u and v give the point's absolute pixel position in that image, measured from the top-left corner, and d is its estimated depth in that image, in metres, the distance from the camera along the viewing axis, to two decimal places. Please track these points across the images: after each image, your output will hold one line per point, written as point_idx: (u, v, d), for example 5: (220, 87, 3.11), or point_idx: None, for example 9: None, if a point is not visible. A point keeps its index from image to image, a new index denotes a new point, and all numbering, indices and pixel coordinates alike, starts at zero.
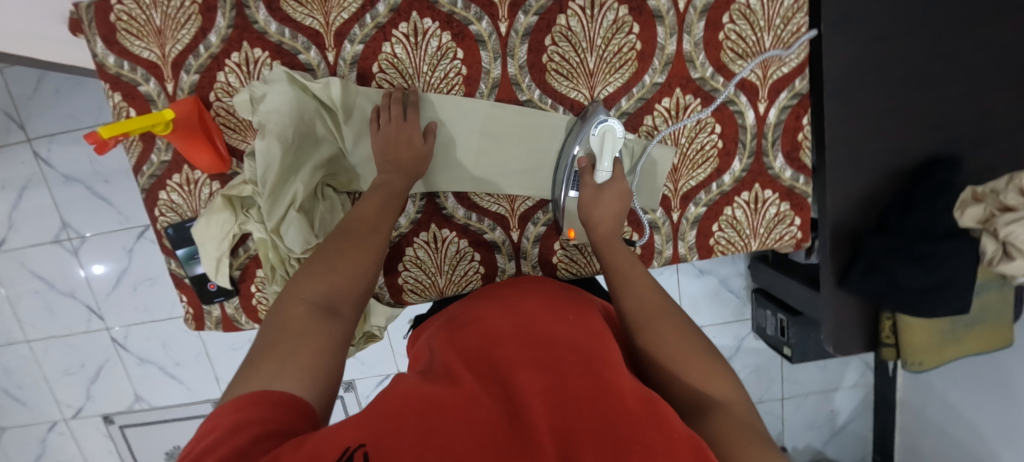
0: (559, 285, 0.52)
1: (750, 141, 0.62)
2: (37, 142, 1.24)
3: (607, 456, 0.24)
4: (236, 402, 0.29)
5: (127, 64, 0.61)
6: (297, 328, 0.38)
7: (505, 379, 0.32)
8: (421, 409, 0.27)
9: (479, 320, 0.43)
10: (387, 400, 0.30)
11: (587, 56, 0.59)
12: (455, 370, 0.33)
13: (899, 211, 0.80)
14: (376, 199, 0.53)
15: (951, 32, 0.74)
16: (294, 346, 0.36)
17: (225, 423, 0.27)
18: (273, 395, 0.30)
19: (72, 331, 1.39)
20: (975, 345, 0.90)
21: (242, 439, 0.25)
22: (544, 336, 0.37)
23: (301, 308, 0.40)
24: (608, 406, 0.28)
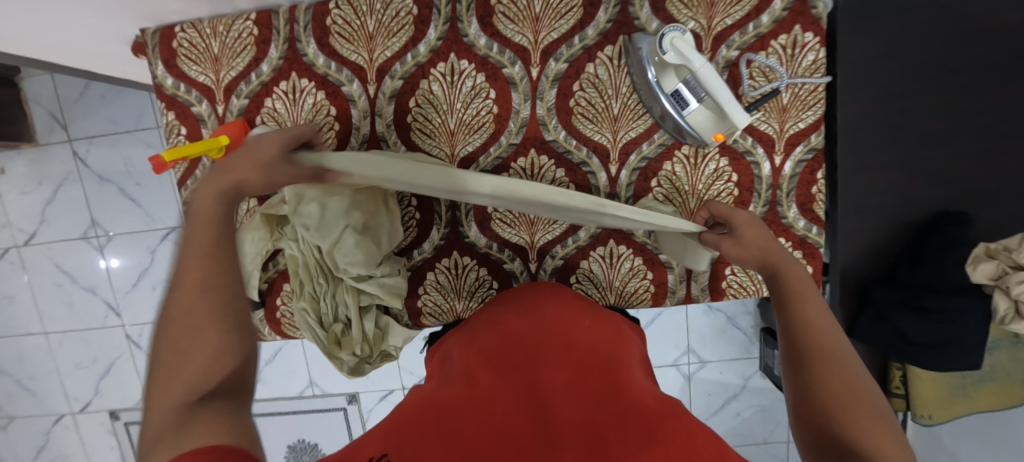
0: (574, 292, 0.61)
1: (766, 190, 0.64)
2: (77, 142, 1.31)
3: (624, 435, 0.30)
4: None
5: (183, 86, 0.66)
6: (178, 419, 0.29)
7: (519, 387, 0.38)
8: (443, 414, 0.33)
9: (487, 337, 0.48)
10: (410, 409, 0.36)
11: (613, 102, 0.62)
12: (471, 381, 0.39)
13: (909, 265, 0.81)
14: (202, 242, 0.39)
15: (964, 93, 0.76)
16: (186, 432, 0.27)
17: None
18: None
19: (88, 326, 1.43)
20: (984, 402, 0.90)
21: None
22: (552, 353, 0.43)
23: (172, 405, 0.30)
24: (613, 398, 0.35)
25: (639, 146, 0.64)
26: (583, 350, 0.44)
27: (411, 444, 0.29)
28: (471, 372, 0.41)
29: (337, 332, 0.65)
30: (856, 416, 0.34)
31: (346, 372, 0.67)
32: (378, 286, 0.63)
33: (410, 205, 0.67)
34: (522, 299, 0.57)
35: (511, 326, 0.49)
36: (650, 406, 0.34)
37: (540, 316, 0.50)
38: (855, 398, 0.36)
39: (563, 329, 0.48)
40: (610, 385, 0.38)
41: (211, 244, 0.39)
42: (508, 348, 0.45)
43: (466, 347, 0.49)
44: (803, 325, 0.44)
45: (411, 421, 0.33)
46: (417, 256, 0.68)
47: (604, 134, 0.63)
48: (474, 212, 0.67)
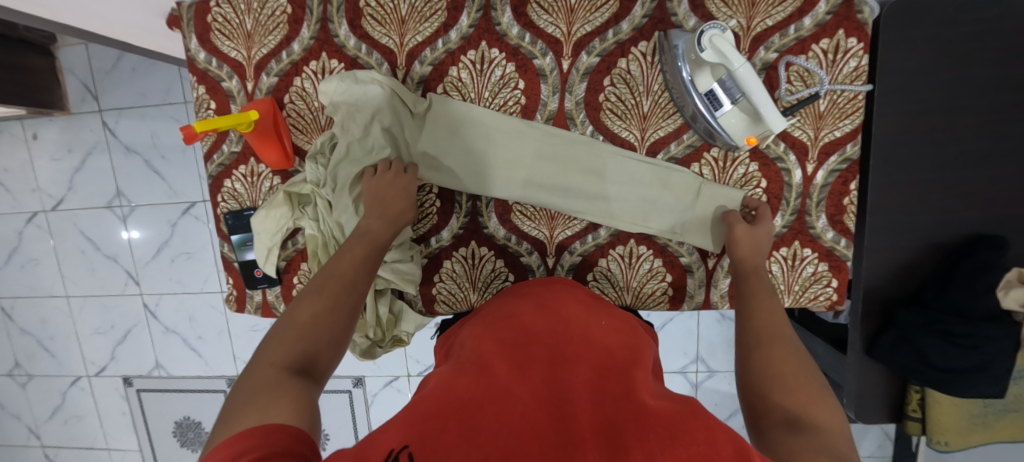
0: (587, 291, 0.60)
1: (795, 199, 0.62)
2: (107, 113, 1.34)
3: (646, 435, 0.29)
4: (225, 444, 0.29)
5: (215, 61, 0.66)
6: (272, 382, 0.36)
7: (538, 380, 0.38)
8: (461, 408, 0.33)
9: (502, 329, 0.48)
10: (427, 399, 0.36)
11: (643, 99, 0.61)
12: (487, 373, 0.39)
13: (937, 287, 0.78)
14: (357, 254, 0.53)
15: (1010, 111, 0.73)
16: (273, 395, 0.34)
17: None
18: (263, 427, 0.30)
19: (108, 292, 1.47)
20: (1005, 432, 0.87)
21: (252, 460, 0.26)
22: (570, 351, 0.42)
23: (277, 368, 0.39)
24: (631, 398, 0.35)
25: (667, 146, 0.62)
26: (602, 352, 0.43)
27: (426, 442, 0.29)
28: (488, 363, 0.41)
29: None
30: (799, 390, 0.42)
31: (358, 355, 0.68)
32: (391, 271, 0.63)
33: (431, 192, 0.67)
34: (537, 294, 0.56)
35: (526, 319, 0.49)
36: (668, 408, 0.33)
37: (557, 316, 0.49)
38: (800, 375, 0.44)
39: (580, 328, 0.47)
40: (628, 388, 0.37)
41: (345, 275, 0.51)
42: (524, 343, 0.44)
43: (480, 337, 0.48)
44: (766, 324, 0.52)
45: (430, 410, 0.33)
46: (435, 243, 0.68)
47: (632, 131, 0.62)
48: (494, 203, 0.66)
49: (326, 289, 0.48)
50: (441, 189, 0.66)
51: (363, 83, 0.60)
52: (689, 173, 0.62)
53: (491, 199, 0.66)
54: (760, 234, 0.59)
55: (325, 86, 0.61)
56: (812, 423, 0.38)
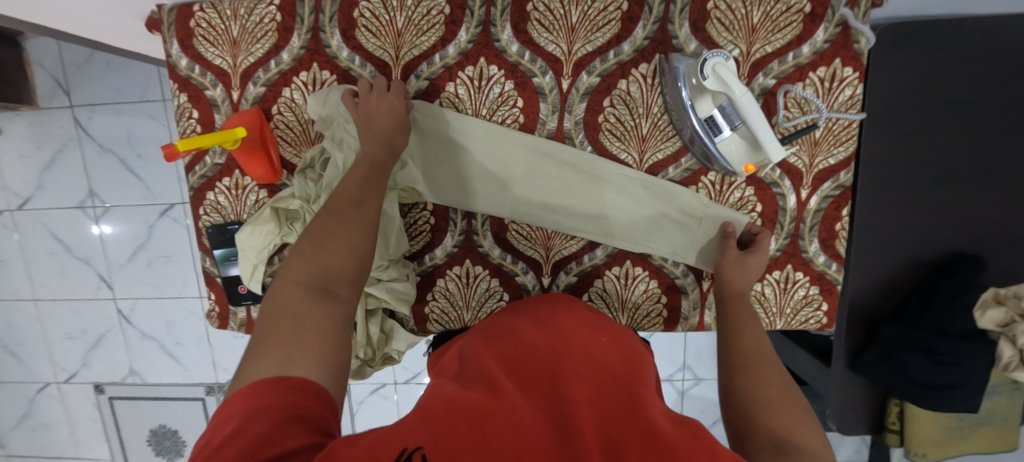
0: (587, 305, 0.60)
1: (788, 223, 0.63)
2: (79, 109, 1.27)
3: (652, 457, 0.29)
4: (250, 387, 0.32)
5: (198, 68, 0.63)
6: (296, 310, 0.39)
7: (540, 398, 0.38)
8: (471, 414, 0.33)
9: (503, 347, 0.47)
10: (432, 404, 0.35)
11: (642, 121, 0.61)
12: (492, 388, 0.38)
13: (917, 305, 0.81)
14: (360, 174, 0.50)
15: (991, 139, 0.76)
16: (297, 332, 0.37)
17: (242, 411, 0.30)
18: (282, 382, 0.33)
19: (80, 297, 1.40)
20: (980, 445, 0.90)
21: (265, 425, 0.29)
22: (575, 366, 0.42)
23: (296, 292, 0.40)
24: (637, 417, 0.35)
25: (665, 169, 0.62)
26: (604, 369, 0.43)
27: (438, 447, 0.29)
28: (492, 377, 0.40)
29: None
30: (783, 411, 0.43)
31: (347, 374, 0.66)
32: (385, 291, 0.61)
33: (425, 209, 0.65)
34: (535, 312, 0.55)
35: (529, 333, 0.49)
36: (673, 428, 0.33)
37: (557, 331, 0.49)
38: (783, 396, 0.46)
39: (581, 344, 0.47)
40: (632, 405, 0.37)
41: (357, 192, 0.48)
42: (527, 360, 0.44)
43: (480, 351, 0.47)
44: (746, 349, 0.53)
45: (435, 418, 0.32)
46: (428, 261, 0.66)
47: (630, 153, 0.62)
48: (490, 221, 0.65)
49: (342, 209, 0.47)
50: (435, 205, 0.65)
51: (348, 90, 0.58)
52: (691, 192, 0.61)
53: (489, 215, 0.64)
54: (757, 259, 0.59)
55: (312, 98, 0.60)
56: (799, 444, 0.39)
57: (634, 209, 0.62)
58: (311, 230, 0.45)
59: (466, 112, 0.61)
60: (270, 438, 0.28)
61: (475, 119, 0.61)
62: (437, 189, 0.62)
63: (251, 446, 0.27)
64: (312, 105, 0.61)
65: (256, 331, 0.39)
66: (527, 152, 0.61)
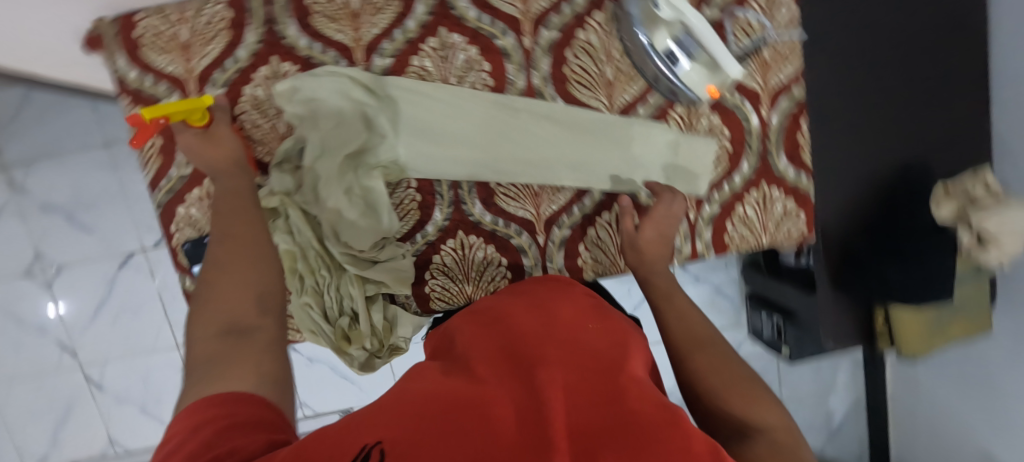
0: (583, 291, 0.58)
1: (756, 143, 0.66)
2: (11, 168, 1.18)
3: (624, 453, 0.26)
4: (188, 409, 0.29)
5: (150, 78, 0.60)
6: (213, 353, 0.35)
7: (517, 378, 0.35)
8: (440, 409, 0.30)
9: (491, 334, 0.45)
10: (404, 397, 0.33)
11: (606, 67, 0.63)
12: (472, 378, 0.36)
13: (886, 211, 0.91)
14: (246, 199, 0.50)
15: (910, 50, 0.84)
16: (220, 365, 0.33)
17: (184, 427, 0.28)
18: (222, 397, 0.30)
19: (40, 371, 1.29)
20: (959, 334, 0.96)
21: (208, 432, 0.26)
22: (558, 347, 0.40)
23: (208, 337, 0.36)
24: (615, 406, 0.32)
25: (635, 109, 0.64)
26: (590, 350, 0.40)
27: (398, 446, 0.26)
28: (472, 369, 0.38)
29: (344, 326, 0.61)
30: (731, 388, 0.44)
31: (357, 369, 0.63)
32: (387, 272, 0.60)
33: (409, 188, 0.64)
34: (534, 294, 0.54)
35: (517, 315, 0.47)
36: (653, 420, 0.30)
37: (549, 313, 0.47)
38: (728, 371, 0.46)
39: (570, 327, 0.45)
40: (613, 391, 0.34)
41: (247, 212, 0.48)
42: (511, 342, 0.42)
43: (470, 338, 0.45)
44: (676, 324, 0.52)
45: (400, 413, 0.30)
46: (421, 240, 0.65)
47: (601, 99, 0.64)
48: (476, 189, 0.65)
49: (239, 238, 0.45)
50: (419, 181, 0.64)
51: (317, 76, 0.56)
52: (664, 127, 0.64)
53: (474, 181, 0.65)
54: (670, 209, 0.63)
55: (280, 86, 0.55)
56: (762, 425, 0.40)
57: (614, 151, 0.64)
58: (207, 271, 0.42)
59: (436, 83, 0.62)
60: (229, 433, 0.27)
61: (445, 86, 0.62)
62: (418, 162, 0.62)
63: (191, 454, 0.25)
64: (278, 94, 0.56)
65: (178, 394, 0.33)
66: (504, 112, 0.63)
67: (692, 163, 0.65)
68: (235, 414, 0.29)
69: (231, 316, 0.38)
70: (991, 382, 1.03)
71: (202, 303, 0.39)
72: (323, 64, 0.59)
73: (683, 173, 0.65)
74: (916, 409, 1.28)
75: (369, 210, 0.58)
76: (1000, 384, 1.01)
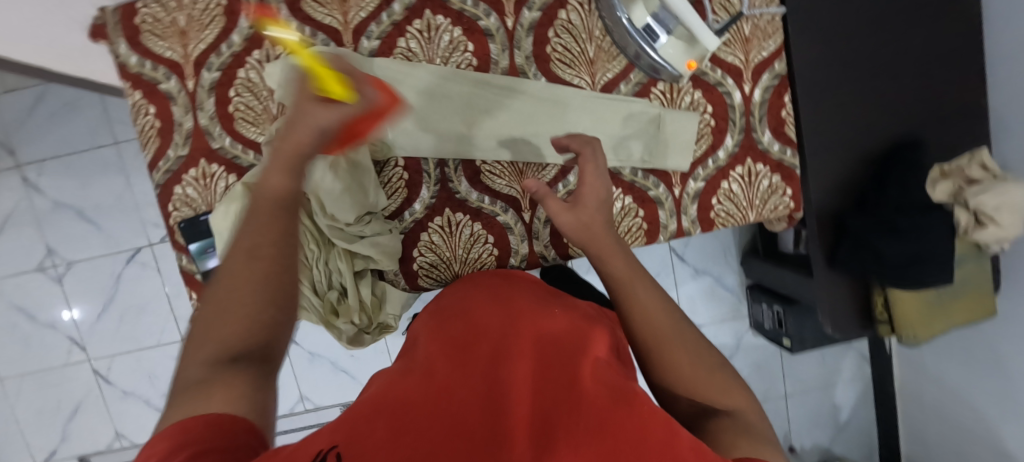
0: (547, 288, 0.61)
1: (739, 118, 0.67)
2: (27, 168, 1.23)
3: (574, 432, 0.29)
4: (164, 433, 0.25)
5: (149, 63, 0.63)
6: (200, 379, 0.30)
7: (480, 377, 0.38)
8: (403, 407, 0.32)
9: (452, 332, 0.47)
10: (368, 402, 0.34)
11: (587, 46, 0.64)
12: (434, 374, 0.38)
13: (875, 191, 0.88)
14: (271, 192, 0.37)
15: (897, 31, 0.85)
16: (203, 392, 0.29)
17: (158, 449, 0.23)
18: (204, 419, 0.26)
19: (50, 367, 1.32)
20: (961, 317, 0.94)
21: (185, 456, 0.22)
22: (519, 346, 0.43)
23: (201, 362, 0.31)
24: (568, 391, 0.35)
25: (617, 87, 0.66)
26: (549, 342, 0.43)
27: (359, 438, 0.27)
28: (436, 365, 0.41)
29: (333, 300, 0.62)
30: (697, 371, 0.44)
31: (345, 343, 0.64)
32: (371, 246, 0.61)
33: (397, 166, 0.66)
34: (494, 288, 0.57)
35: (481, 313, 0.50)
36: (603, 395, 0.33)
37: (510, 309, 0.50)
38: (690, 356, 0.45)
39: (532, 321, 0.48)
40: (569, 378, 0.36)
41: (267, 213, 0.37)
42: (474, 339, 0.44)
43: (435, 335, 0.48)
44: (637, 315, 0.48)
45: (361, 415, 0.31)
46: (409, 217, 0.67)
47: (583, 77, 0.65)
48: (462, 167, 0.66)
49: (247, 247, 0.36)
50: (406, 160, 0.66)
51: (308, 56, 0.58)
52: (646, 102, 0.65)
53: (461, 159, 0.66)
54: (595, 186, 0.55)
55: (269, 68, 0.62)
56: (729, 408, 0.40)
57: (597, 127, 0.65)
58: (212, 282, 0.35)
59: (422, 63, 0.64)
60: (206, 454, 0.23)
61: (431, 67, 0.63)
62: (403, 140, 0.64)
63: None
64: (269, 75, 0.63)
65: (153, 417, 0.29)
66: (488, 90, 0.64)
67: (675, 138, 0.66)
68: (203, 431, 0.24)
69: (233, 340, 0.33)
70: (1000, 368, 1.01)
71: (210, 306, 0.34)
72: (313, 46, 0.61)
73: (667, 147, 0.66)
74: (924, 401, 1.25)
75: (353, 183, 0.58)
76: (1011, 370, 0.99)
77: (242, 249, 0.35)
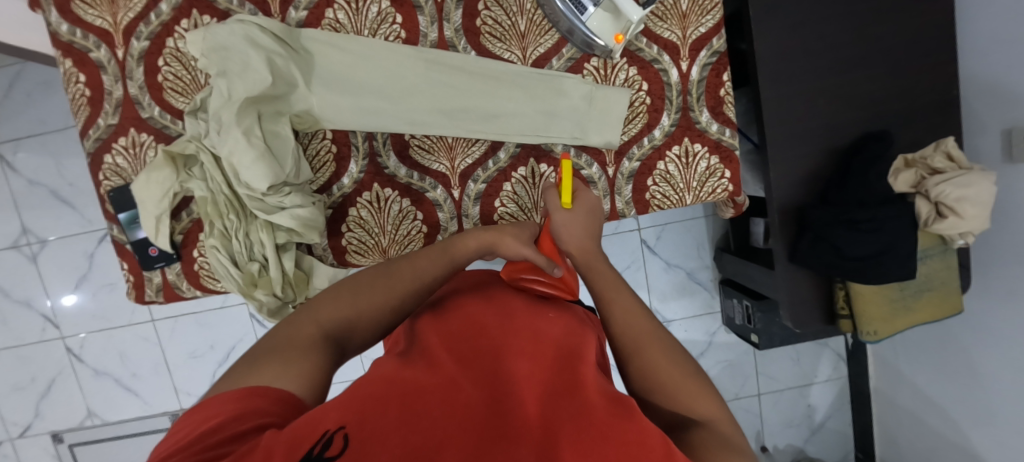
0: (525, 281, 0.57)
1: (676, 97, 0.65)
2: (3, 147, 1.25)
3: (584, 431, 0.28)
4: (237, 393, 0.29)
5: (80, 32, 0.63)
6: (303, 341, 0.39)
7: (483, 375, 0.37)
8: (404, 392, 0.31)
9: (453, 327, 0.47)
10: (367, 384, 0.33)
11: (518, 19, 0.63)
12: (433, 366, 0.38)
13: (838, 183, 0.83)
14: (418, 266, 0.53)
15: (864, 13, 0.81)
16: (301, 354, 0.37)
17: (225, 411, 0.27)
18: (274, 392, 0.31)
19: (24, 343, 1.34)
20: (925, 314, 0.89)
21: (245, 427, 0.26)
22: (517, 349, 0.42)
23: (312, 330, 0.41)
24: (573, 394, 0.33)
25: (549, 63, 0.64)
26: (550, 346, 0.43)
27: (367, 421, 0.26)
28: (435, 357, 0.40)
29: (253, 271, 0.62)
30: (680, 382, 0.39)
31: (266, 316, 0.64)
32: (289, 217, 0.60)
33: (326, 139, 0.65)
34: (491, 290, 0.57)
35: (479, 312, 0.50)
36: (606, 398, 0.32)
37: (509, 310, 0.50)
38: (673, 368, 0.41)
39: (531, 325, 0.47)
40: (572, 381, 0.36)
41: (409, 275, 0.52)
42: (472, 340, 0.44)
43: (433, 327, 0.48)
44: (619, 315, 0.47)
45: (363, 398, 0.30)
46: (338, 192, 0.66)
47: (513, 52, 0.64)
48: (391, 141, 0.66)
49: (386, 286, 0.50)
50: (334, 133, 0.65)
51: (224, 24, 0.56)
52: (578, 79, 0.64)
53: (388, 133, 0.65)
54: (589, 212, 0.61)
55: (197, 34, 0.56)
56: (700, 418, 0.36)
57: (528, 102, 0.64)
58: (345, 291, 0.48)
59: (349, 35, 0.62)
60: (241, 438, 0.25)
61: (355, 37, 0.62)
62: (330, 112, 0.63)
63: (223, 448, 0.24)
64: (196, 42, 0.57)
65: (253, 352, 0.37)
66: (413, 63, 0.63)
67: (608, 115, 0.64)
68: (228, 421, 0.26)
69: (338, 328, 0.43)
70: (972, 371, 0.97)
71: (334, 301, 0.46)
72: (237, 14, 0.61)
73: (599, 125, 0.65)
74: (899, 404, 1.21)
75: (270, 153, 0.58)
76: (982, 372, 0.95)
77: (379, 285, 0.50)
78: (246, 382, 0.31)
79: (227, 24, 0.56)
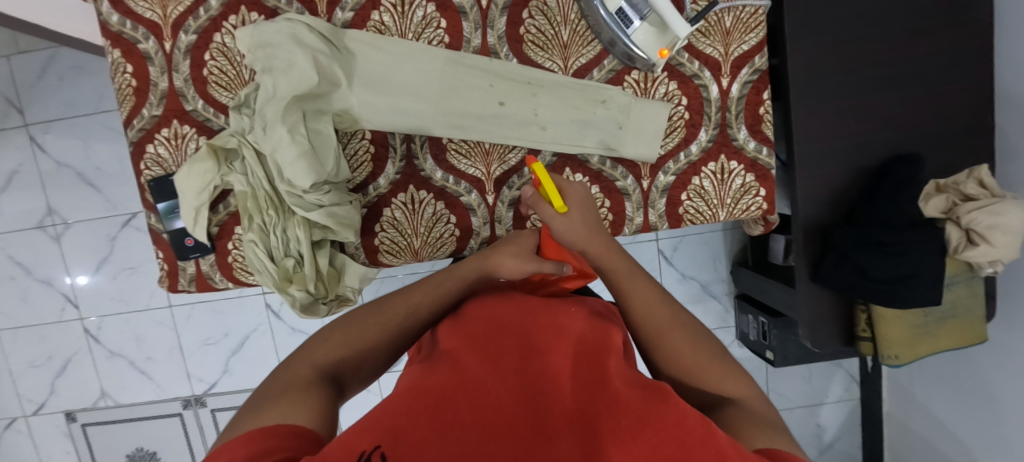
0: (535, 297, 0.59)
1: (715, 113, 0.65)
2: (34, 128, 1.27)
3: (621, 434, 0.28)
4: (248, 435, 0.29)
5: (130, 23, 0.64)
6: (302, 381, 0.40)
7: (510, 370, 0.36)
8: (433, 400, 0.31)
9: (473, 324, 0.47)
10: (397, 394, 0.33)
11: (562, 29, 0.63)
12: (458, 366, 0.37)
13: (866, 203, 0.83)
14: (412, 297, 0.54)
15: (903, 35, 0.80)
16: (305, 394, 0.37)
17: (240, 453, 0.27)
18: (283, 428, 0.31)
19: (43, 321, 1.36)
20: (949, 341, 0.88)
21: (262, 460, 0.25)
22: (541, 341, 0.41)
23: (309, 369, 0.43)
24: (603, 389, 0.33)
25: (590, 73, 0.65)
26: (573, 336, 0.42)
27: (400, 441, 0.26)
28: (458, 356, 0.40)
29: (288, 267, 0.62)
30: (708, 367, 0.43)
31: (299, 311, 0.64)
32: (326, 215, 0.60)
33: (364, 139, 0.66)
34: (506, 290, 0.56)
35: (498, 308, 0.49)
36: (636, 391, 0.32)
37: (528, 303, 0.50)
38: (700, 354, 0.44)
39: (552, 314, 0.47)
40: (601, 374, 0.35)
41: (403, 308, 0.53)
42: (495, 333, 0.43)
43: (454, 327, 0.48)
44: (637, 306, 0.49)
45: (394, 412, 0.30)
46: (373, 191, 0.67)
47: (555, 61, 0.64)
48: (428, 144, 0.66)
49: (380, 319, 0.51)
50: (373, 133, 0.66)
51: (274, 22, 0.57)
52: (619, 91, 0.64)
53: (427, 136, 0.66)
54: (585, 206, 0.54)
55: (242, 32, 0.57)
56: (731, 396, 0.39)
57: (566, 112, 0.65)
58: (343, 326, 0.50)
59: (394, 37, 0.63)
60: None
61: (399, 40, 0.63)
62: (369, 113, 0.63)
63: None
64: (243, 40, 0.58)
65: (255, 396, 0.38)
66: (455, 67, 0.63)
67: (647, 128, 0.64)
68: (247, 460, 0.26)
69: (335, 367, 0.45)
70: (989, 400, 0.96)
71: (332, 338, 0.48)
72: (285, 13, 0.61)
73: (636, 138, 0.65)
74: (911, 428, 1.20)
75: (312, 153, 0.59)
76: (1000, 401, 0.94)
77: (376, 319, 0.51)
78: (252, 424, 0.32)
79: (276, 22, 0.57)
